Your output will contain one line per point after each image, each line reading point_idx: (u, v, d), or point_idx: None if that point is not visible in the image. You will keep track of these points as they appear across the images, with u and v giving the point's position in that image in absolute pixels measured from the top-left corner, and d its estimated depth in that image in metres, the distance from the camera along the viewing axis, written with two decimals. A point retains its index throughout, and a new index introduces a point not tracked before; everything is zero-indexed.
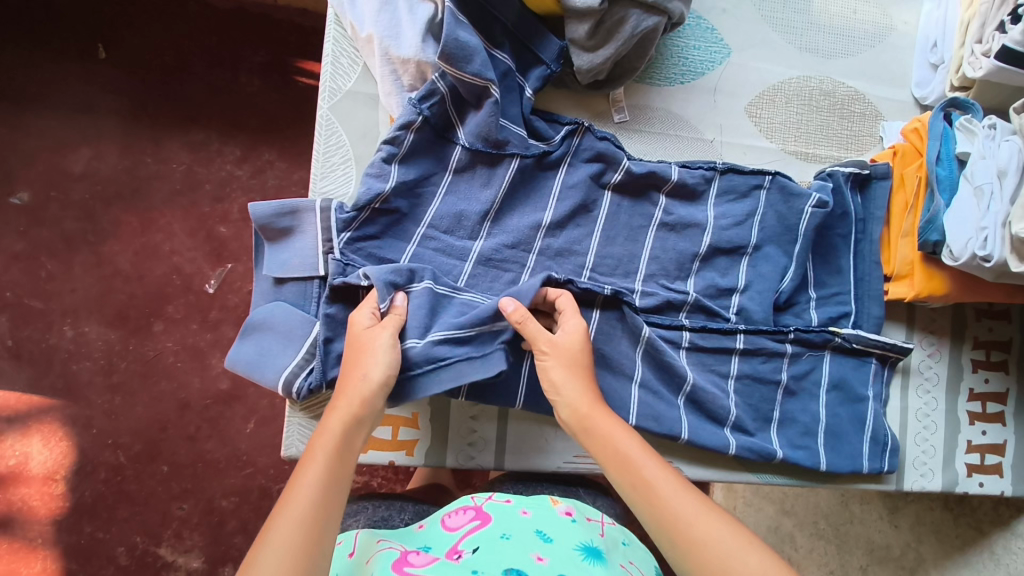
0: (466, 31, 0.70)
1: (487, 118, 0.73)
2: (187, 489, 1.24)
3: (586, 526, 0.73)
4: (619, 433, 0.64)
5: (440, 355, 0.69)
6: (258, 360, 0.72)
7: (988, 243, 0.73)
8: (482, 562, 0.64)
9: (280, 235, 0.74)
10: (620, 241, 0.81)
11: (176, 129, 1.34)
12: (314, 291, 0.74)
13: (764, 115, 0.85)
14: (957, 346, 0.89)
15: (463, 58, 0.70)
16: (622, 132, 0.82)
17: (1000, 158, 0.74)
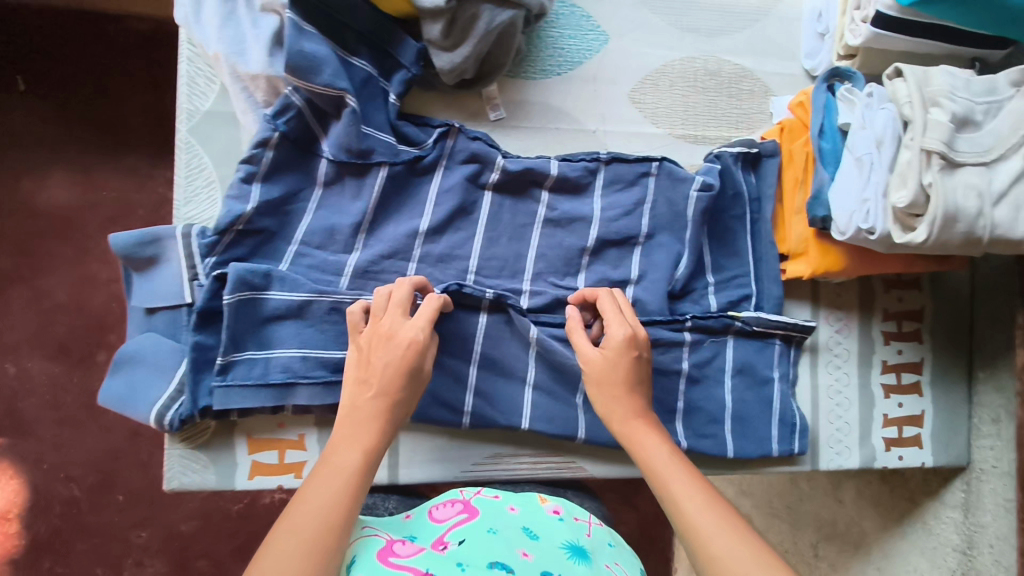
0: (311, 41, 0.68)
1: (346, 128, 0.71)
2: (145, 516, 1.23)
3: (573, 526, 0.69)
4: (649, 442, 0.63)
5: (301, 371, 0.73)
6: (130, 395, 0.71)
7: (872, 215, 0.71)
8: (470, 553, 0.60)
9: (147, 263, 0.72)
10: (504, 243, 0.79)
11: (105, 156, 1.28)
12: (183, 318, 0.73)
13: (648, 99, 0.83)
14: (867, 319, 0.88)
15: (311, 70, 0.68)
16: (499, 130, 0.80)
17: (877, 127, 0.71)
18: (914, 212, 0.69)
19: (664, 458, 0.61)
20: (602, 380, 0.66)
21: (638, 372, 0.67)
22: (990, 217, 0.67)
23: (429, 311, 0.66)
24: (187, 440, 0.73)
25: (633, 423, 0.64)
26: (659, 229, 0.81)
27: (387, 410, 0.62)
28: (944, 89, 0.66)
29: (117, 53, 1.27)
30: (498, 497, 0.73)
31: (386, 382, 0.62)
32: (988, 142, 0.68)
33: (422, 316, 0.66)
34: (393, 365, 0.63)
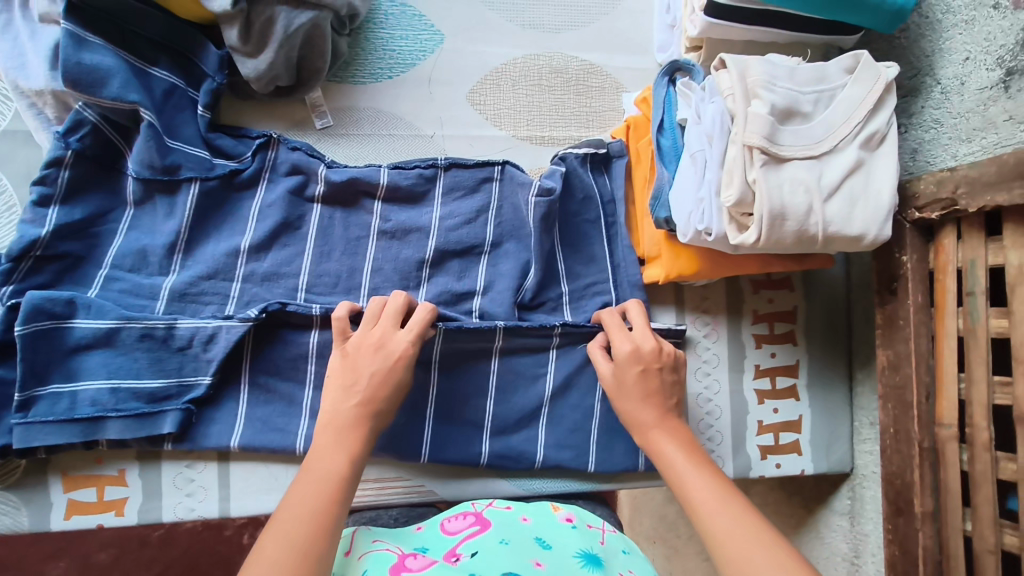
0: (93, 52, 0.64)
1: (146, 143, 0.68)
2: None
3: (586, 533, 0.64)
4: (666, 441, 0.61)
5: (110, 403, 0.68)
6: None
7: (706, 215, 0.67)
8: (481, 565, 0.54)
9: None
10: (337, 258, 0.75)
11: None
12: None
13: (489, 101, 0.79)
14: (735, 322, 0.84)
15: (96, 83, 0.64)
16: (328, 139, 0.76)
17: (708, 121, 0.67)
18: (745, 210, 0.65)
19: (683, 463, 0.59)
20: (625, 387, 0.65)
21: (658, 384, 0.65)
22: (821, 214, 0.63)
23: (420, 322, 0.67)
24: None
25: (669, 421, 0.63)
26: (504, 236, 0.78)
27: (366, 418, 0.61)
28: (762, 79, 0.62)
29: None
30: (510, 508, 0.68)
31: (373, 389, 0.62)
32: (819, 133, 0.64)
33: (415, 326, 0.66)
34: (380, 376, 0.63)
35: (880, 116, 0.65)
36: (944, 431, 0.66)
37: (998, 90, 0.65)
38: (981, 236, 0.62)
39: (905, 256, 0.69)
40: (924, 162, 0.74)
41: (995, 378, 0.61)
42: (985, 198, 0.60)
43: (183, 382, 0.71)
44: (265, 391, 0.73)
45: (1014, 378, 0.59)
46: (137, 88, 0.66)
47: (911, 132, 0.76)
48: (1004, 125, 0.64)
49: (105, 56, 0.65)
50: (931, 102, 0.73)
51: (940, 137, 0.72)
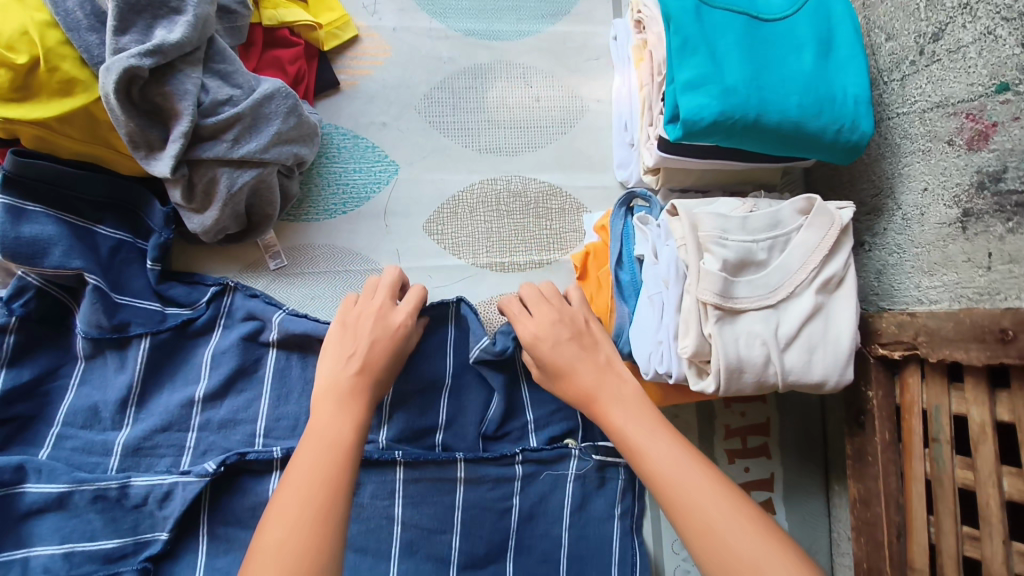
0: (31, 223, 0.66)
1: (91, 308, 0.68)
2: None
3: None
4: (612, 406, 0.59)
5: (59, 570, 0.64)
6: None
7: (665, 358, 0.66)
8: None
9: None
10: (293, 402, 0.73)
11: None
12: None
13: (446, 229, 0.78)
14: (708, 439, 0.82)
15: (37, 254, 0.66)
16: (283, 278, 0.75)
17: (664, 264, 0.66)
18: (704, 359, 0.63)
19: (628, 422, 0.57)
20: (549, 360, 0.64)
21: (572, 351, 0.64)
22: (779, 364, 0.62)
23: (403, 316, 0.66)
24: None
25: (606, 375, 0.62)
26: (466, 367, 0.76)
27: (365, 389, 0.60)
28: (713, 234, 0.61)
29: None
30: None
31: (371, 354, 0.62)
32: (774, 281, 0.63)
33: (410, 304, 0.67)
34: (378, 345, 0.63)
35: (836, 262, 0.64)
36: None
37: (955, 229, 0.64)
38: (943, 384, 0.61)
39: (871, 391, 0.68)
40: (888, 287, 0.73)
41: (964, 529, 0.60)
42: (945, 350, 0.59)
43: (139, 540, 0.68)
44: (225, 539, 0.70)
45: (982, 535, 0.58)
46: (78, 254, 0.67)
47: (875, 253, 0.75)
48: (964, 266, 0.63)
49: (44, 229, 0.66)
50: (893, 227, 0.72)
51: (904, 265, 0.71)
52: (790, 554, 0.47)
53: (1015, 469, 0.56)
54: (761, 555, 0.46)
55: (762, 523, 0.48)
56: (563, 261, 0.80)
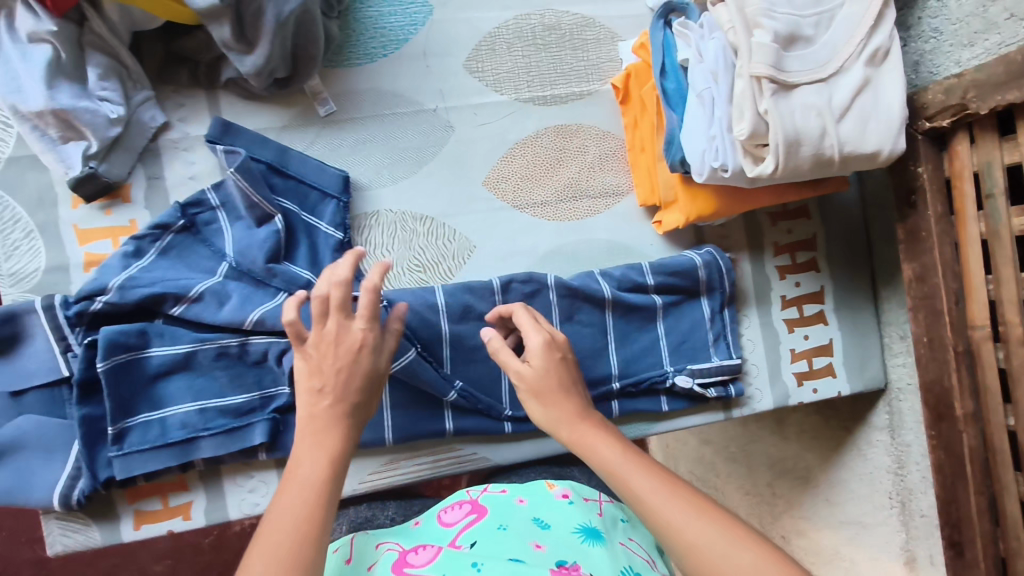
0: (105, 83, 0.67)
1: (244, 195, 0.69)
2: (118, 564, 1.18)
3: (582, 507, 0.69)
4: (598, 445, 0.57)
5: (196, 424, 0.69)
6: (16, 486, 0.67)
7: (720, 152, 0.68)
8: (484, 551, 0.59)
9: (3, 345, 0.68)
10: (359, 247, 0.76)
11: None
12: (65, 395, 0.70)
13: (488, 67, 0.78)
14: (758, 256, 0.84)
15: (92, 112, 0.66)
16: (332, 127, 0.75)
17: (711, 59, 0.68)
18: (759, 142, 0.65)
19: (617, 455, 0.56)
20: (545, 390, 0.61)
21: (568, 372, 0.63)
22: (835, 135, 0.64)
23: (391, 347, 0.60)
24: (92, 513, 0.71)
25: (579, 427, 0.59)
26: (519, 202, 0.79)
27: (355, 395, 0.56)
28: (760, 8, 0.62)
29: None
30: (505, 492, 0.71)
31: (344, 388, 0.55)
32: (822, 57, 0.64)
33: (530, 355, 0.62)
34: (347, 371, 0.55)
35: (881, 32, 0.65)
36: (977, 333, 0.68)
37: None
38: (995, 138, 0.63)
39: (921, 167, 0.70)
40: (927, 73, 0.74)
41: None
42: (996, 98, 0.61)
43: (265, 395, 0.71)
44: None
45: None
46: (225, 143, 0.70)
47: (912, 45, 0.75)
48: (1008, 24, 0.64)
49: (105, 79, 0.66)
50: (929, 12, 0.73)
51: (943, 46, 0.71)
52: (774, 550, 0.48)
53: None
54: (749, 566, 0.47)
55: (749, 530, 0.50)
56: (603, 92, 0.81)
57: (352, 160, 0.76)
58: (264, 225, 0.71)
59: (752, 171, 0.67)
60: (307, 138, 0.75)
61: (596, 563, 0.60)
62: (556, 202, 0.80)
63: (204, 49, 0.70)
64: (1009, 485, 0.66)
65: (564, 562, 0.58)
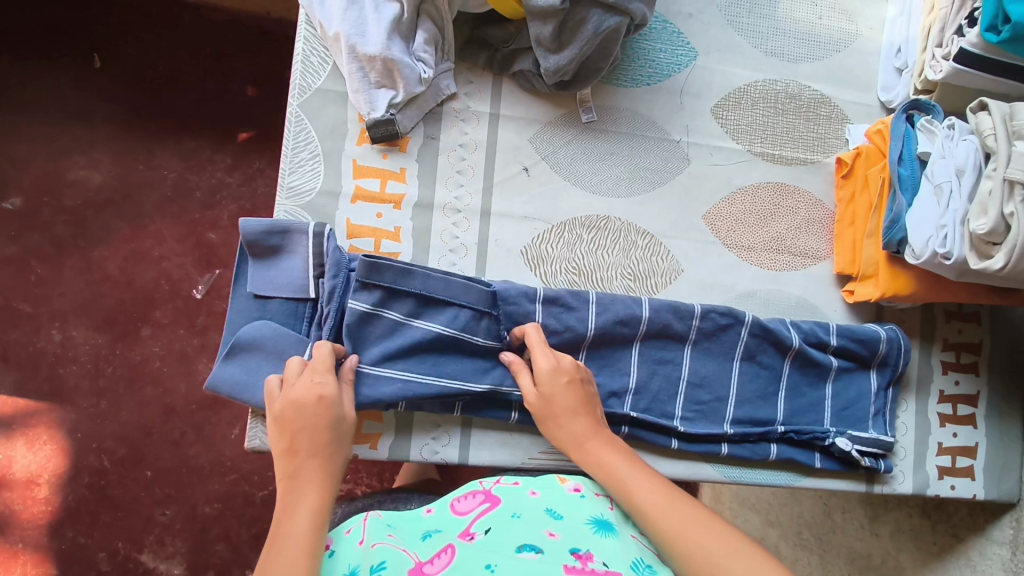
0: (425, 46, 0.76)
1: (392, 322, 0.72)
2: (171, 494, 1.19)
3: (596, 500, 0.64)
4: (606, 457, 0.66)
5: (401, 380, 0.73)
6: (246, 381, 0.71)
7: (948, 240, 0.74)
8: (496, 548, 0.55)
9: (268, 252, 0.74)
10: (584, 242, 0.82)
11: (170, 136, 1.30)
12: (306, 310, 0.74)
13: (730, 116, 0.87)
14: (927, 346, 0.90)
15: (409, 67, 0.74)
16: (589, 133, 0.83)
17: (957, 157, 0.75)
18: (991, 240, 0.71)
19: (623, 463, 0.65)
20: (551, 407, 0.69)
21: (580, 394, 0.70)
22: None
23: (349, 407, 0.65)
24: None
25: (587, 442, 0.67)
26: (729, 241, 0.85)
27: (323, 471, 0.59)
28: None
29: (215, 42, 1.33)
30: (518, 484, 0.67)
31: (314, 444, 0.60)
32: None
33: (540, 381, 0.71)
34: (311, 429, 0.61)
35: None
36: None
37: None
38: None
39: None
40: None
41: None
42: None
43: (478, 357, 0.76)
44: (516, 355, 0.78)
45: None
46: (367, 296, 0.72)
47: None
48: None
49: (428, 44, 0.76)
50: None
51: None
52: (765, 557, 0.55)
53: None
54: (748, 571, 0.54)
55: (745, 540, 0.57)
56: (823, 164, 0.89)
57: (599, 165, 0.83)
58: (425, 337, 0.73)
59: (975, 264, 0.72)
60: (566, 137, 0.83)
61: (612, 553, 0.57)
62: (762, 251, 0.86)
63: (510, 40, 0.80)
64: None
65: (578, 550, 0.56)
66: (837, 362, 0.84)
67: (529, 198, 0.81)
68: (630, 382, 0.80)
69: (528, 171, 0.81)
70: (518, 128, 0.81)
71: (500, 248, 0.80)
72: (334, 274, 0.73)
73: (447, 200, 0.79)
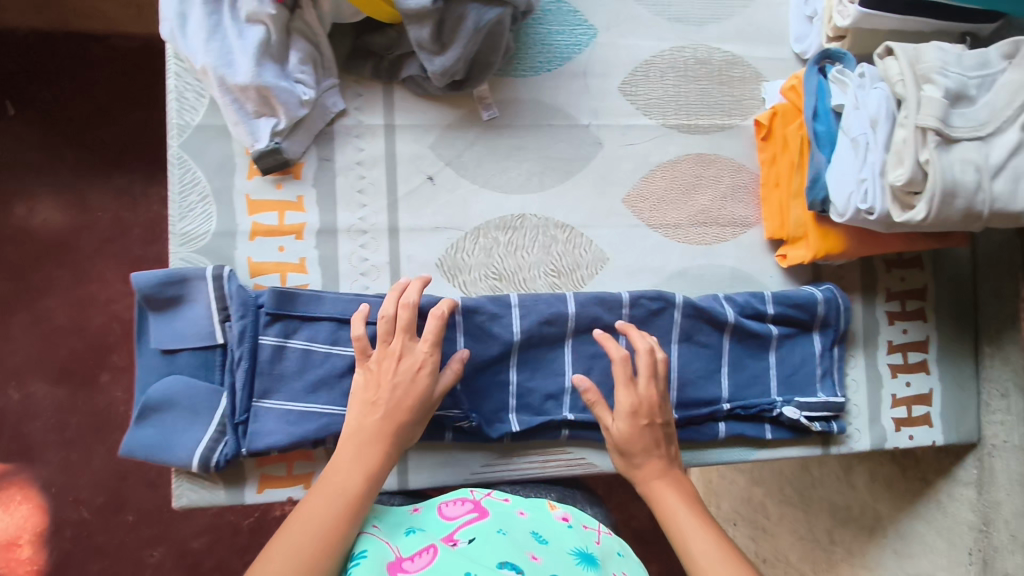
0: (302, 68, 0.71)
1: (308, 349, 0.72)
2: (157, 534, 1.18)
3: (583, 533, 0.62)
4: (675, 503, 0.65)
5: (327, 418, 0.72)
6: (163, 442, 0.69)
7: (870, 195, 0.71)
8: (476, 555, 0.54)
9: (168, 304, 0.71)
10: (501, 245, 0.79)
11: (91, 174, 1.25)
12: (217, 358, 0.72)
13: (640, 91, 0.83)
14: (870, 299, 0.87)
15: (285, 93, 0.70)
16: (492, 130, 0.79)
17: (870, 107, 0.71)
18: (912, 189, 0.69)
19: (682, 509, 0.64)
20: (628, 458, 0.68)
21: (654, 438, 0.69)
22: (989, 190, 0.67)
23: (444, 380, 0.68)
24: (227, 480, 0.73)
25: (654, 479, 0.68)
26: (653, 222, 0.82)
27: (393, 435, 0.64)
28: (935, 65, 0.66)
29: (119, 70, 1.26)
30: (509, 500, 0.66)
31: (395, 405, 0.64)
32: (983, 116, 0.67)
33: (617, 418, 0.69)
34: (402, 388, 0.65)
35: None
36: None
37: None
38: None
39: None
40: None
41: None
42: None
43: None
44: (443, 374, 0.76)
45: None
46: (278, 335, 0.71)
47: None
48: None
49: (304, 63, 0.71)
50: None
51: None
52: None
53: None
54: None
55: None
56: (743, 127, 0.85)
57: (507, 163, 0.79)
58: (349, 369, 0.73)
59: (897, 216, 0.70)
60: (468, 138, 0.79)
61: None
62: (688, 225, 0.83)
63: (395, 44, 0.75)
64: None
65: None
66: (777, 330, 0.82)
67: (437, 208, 0.78)
68: (566, 382, 0.78)
69: (433, 180, 0.78)
70: (416, 136, 0.78)
71: (413, 264, 0.77)
72: (240, 315, 0.71)
73: (351, 222, 0.76)
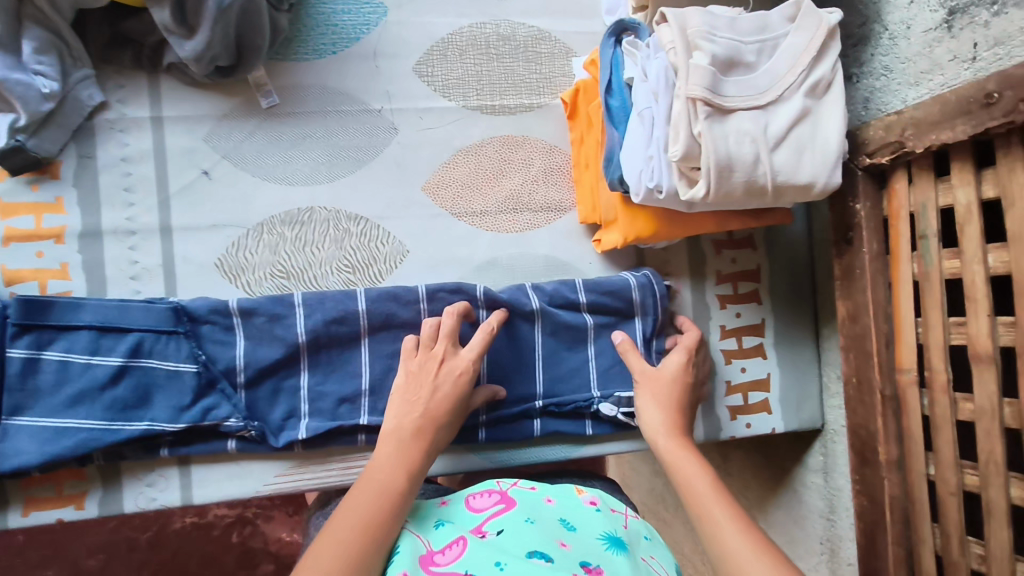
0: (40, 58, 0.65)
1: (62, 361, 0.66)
2: (48, 555, 1.11)
3: (610, 516, 0.56)
4: (686, 461, 0.59)
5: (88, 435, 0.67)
6: None
7: (656, 173, 0.66)
8: (502, 546, 0.48)
9: None
10: (287, 241, 0.74)
11: None
12: None
13: (437, 72, 0.78)
14: (699, 282, 0.83)
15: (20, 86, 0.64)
16: (272, 119, 0.75)
17: (651, 78, 0.67)
18: (694, 165, 0.64)
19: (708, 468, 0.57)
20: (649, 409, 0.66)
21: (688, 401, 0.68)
22: (768, 163, 0.62)
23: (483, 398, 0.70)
24: None
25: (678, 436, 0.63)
26: (456, 210, 0.78)
27: (433, 433, 0.61)
28: (701, 30, 0.61)
29: None
30: (536, 488, 0.59)
31: (444, 405, 0.62)
32: (762, 84, 0.63)
33: (664, 369, 0.70)
34: (442, 393, 0.63)
35: (824, 64, 0.64)
36: (904, 376, 0.67)
37: (942, 31, 0.62)
38: (930, 178, 0.62)
39: (859, 204, 0.69)
40: (876, 110, 0.71)
41: (950, 319, 0.61)
42: (930, 137, 0.60)
43: (175, 389, 0.69)
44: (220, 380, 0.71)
45: (968, 318, 0.59)
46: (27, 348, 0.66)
47: (863, 82, 0.73)
48: (950, 66, 0.62)
49: (40, 53, 0.65)
50: (881, 49, 0.70)
51: (892, 84, 0.69)
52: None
53: (1000, 244, 0.56)
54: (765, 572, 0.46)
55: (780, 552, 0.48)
56: (552, 106, 0.81)
57: (292, 154, 0.75)
58: (110, 381, 0.68)
59: (684, 194, 0.65)
60: (248, 128, 0.74)
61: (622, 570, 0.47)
62: (496, 212, 0.79)
63: (152, 29, 0.70)
64: (927, 537, 0.65)
65: (587, 563, 0.47)
66: (593, 319, 0.78)
67: (213, 204, 0.73)
68: (362, 383, 0.73)
69: (208, 174, 0.73)
70: (189, 128, 0.73)
71: (189, 265, 0.72)
72: None
73: (118, 223, 0.71)
